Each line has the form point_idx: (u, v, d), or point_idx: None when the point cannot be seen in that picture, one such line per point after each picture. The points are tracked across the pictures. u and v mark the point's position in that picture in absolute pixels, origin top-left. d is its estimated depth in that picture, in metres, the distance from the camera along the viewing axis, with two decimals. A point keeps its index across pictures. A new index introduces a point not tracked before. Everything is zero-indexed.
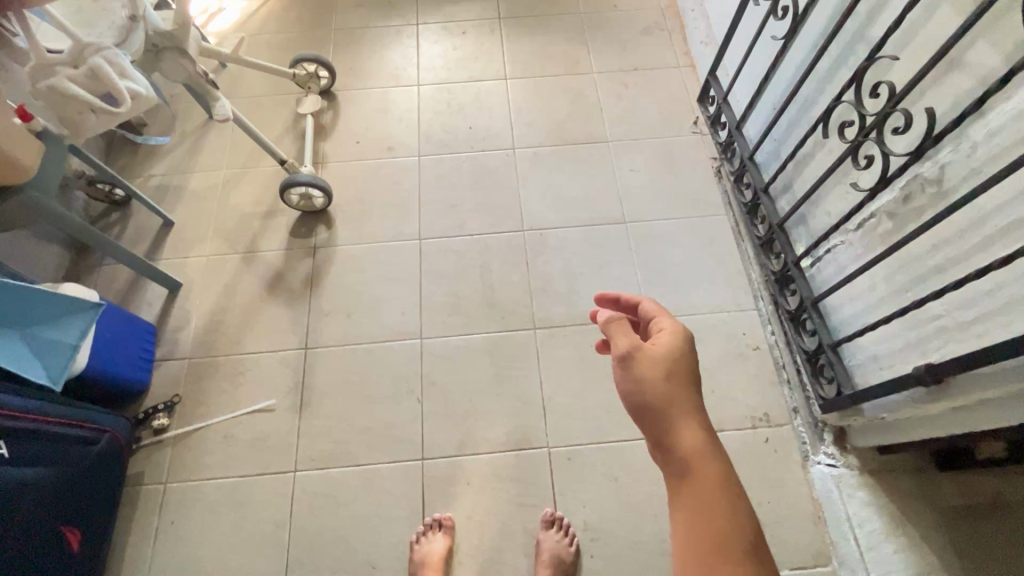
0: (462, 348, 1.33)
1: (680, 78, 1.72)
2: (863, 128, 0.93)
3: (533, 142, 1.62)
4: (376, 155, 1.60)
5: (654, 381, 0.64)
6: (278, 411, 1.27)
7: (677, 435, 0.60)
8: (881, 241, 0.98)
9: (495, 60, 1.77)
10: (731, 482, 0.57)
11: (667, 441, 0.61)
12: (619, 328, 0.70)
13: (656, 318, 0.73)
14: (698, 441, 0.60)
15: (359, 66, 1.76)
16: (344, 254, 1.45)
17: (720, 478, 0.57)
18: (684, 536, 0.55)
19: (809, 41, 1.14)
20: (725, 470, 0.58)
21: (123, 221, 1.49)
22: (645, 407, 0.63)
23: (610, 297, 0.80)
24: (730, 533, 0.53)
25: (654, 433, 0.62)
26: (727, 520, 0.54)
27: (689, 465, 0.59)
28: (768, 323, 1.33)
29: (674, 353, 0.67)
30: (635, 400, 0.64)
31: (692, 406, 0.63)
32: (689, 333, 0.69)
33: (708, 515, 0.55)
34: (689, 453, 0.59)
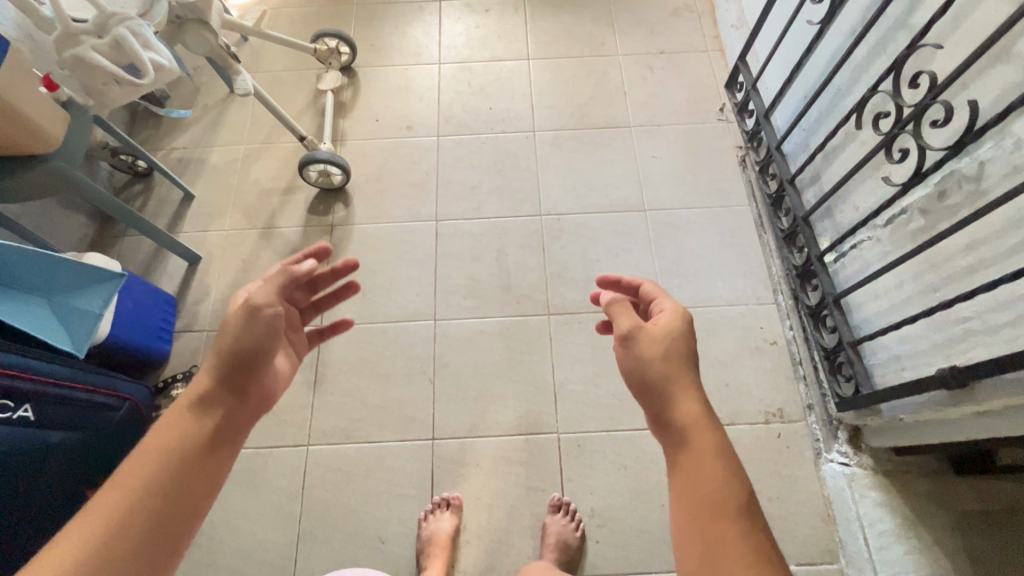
0: (475, 331, 1.34)
1: (709, 62, 1.67)
2: (900, 120, 0.89)
3: (554, 125, 1.59)
4: (395, 134, 1.59)
5: (654, 358, 0.68)
6: (292, 385, 1.29)
7: (673, 407, 0.65)
8: (911, 238, 0.95)
9: (518, 40, 1.74)
10: (725, 449, 0.62)
11: (666, 416, 0.66)
12: (620, 308, 0.73)
13: (657, 300, 0.76)
14: (695, 413, 0.64)
15: (380, 42, 1.74)
16: (361, 233, 1.45)
17: (715, 446, 0.62)
18: (680, 499, 0.61)
19: (847, 27, 1.09)
20: (719, 440, 0.63)
21: (145, 193, 1.51)
22: (644, 383, 0.68)
23: (611, 279, 0.81)
24: (724, 496, 0.58)
25: (654, 409, 0.67)
26: (720, 483, 0.59)
27: (686, 436, 0.63)
28: (787, 318, 1.31)
29: (673, 333, 0.70)
30: (635, 376, 0.68)
31: (689, 380, 0.67)
32: (688, 313, 0.71)
33: (705, 480, 0.60)
34: (684, 423, 0.64)
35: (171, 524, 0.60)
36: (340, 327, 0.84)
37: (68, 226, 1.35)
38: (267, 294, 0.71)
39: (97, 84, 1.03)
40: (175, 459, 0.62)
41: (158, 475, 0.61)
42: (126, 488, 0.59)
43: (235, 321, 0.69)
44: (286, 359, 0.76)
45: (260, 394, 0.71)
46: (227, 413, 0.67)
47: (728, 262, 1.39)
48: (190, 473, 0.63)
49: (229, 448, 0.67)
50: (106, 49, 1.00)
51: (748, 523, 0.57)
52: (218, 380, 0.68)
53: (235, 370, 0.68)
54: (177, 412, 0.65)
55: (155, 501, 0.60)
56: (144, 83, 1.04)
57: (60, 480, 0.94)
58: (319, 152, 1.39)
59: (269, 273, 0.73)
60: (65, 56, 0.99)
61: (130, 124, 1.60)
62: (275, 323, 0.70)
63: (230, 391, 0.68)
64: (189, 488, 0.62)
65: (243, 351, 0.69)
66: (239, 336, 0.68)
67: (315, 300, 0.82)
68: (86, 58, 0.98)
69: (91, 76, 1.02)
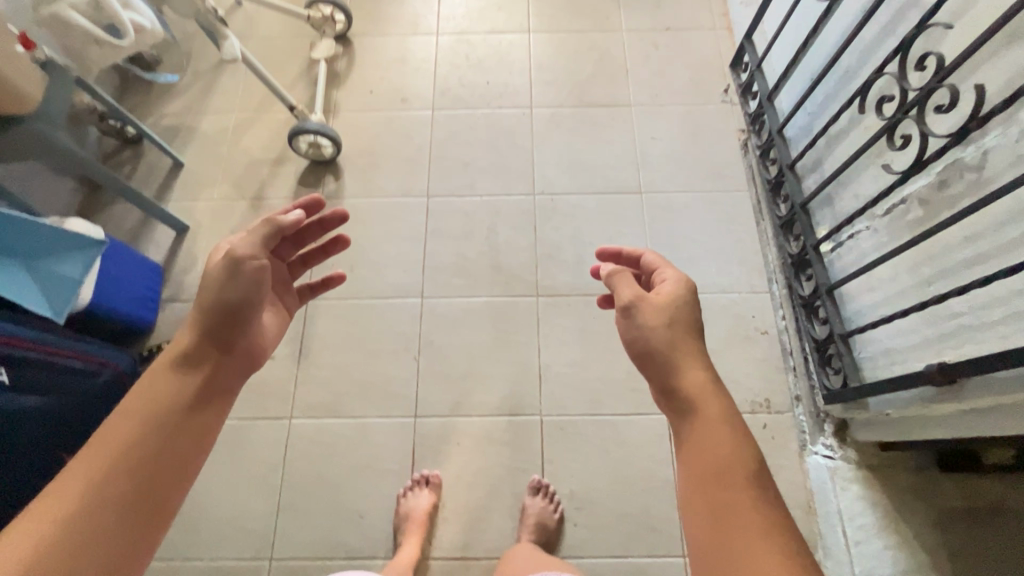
0: (463, 310, 1.32)
1: (715, 40, 1.61)
2: (904, 105, 0.85)
3: (552, 102, 1.55)
4: (390, 106, 1.55)
5: (657, 327, 0.70)
6: (277, 358, 1.28)
7: (680, 373, 0.66)
8: (908, 229, 0.92)
9: (520, 12, 1.68)
10: (732, 416, 0.63)
11: (672, 386, 0.67)
12: (621, 279, 0.75)
13: (659, 270, 0.78)
14: (701, 380, 0.66)
15: (377, 10, 1.69)
16: (351, 207, 1.43)
17: (722, 413, 0.63)
18: (688, 468, 0.62)
19: (857, 5, 1.04)
20: (726, 407, 0.64)
21: (134, 160, 1.48)
22: (647, 352, 0.70)
23: (611, 253, 0.85)
24: (731, 464, 0.59)
25: (659, 377, 0.68)
26: (729, 450, 0.60)
27: (693, 403, 0.64)
28: (780, 308, 1.28)
29: (677, 301, 0.72)
30: (639, 346, 0.70)
31: (693, 350, 0.69)
32: (692, 283, 0.74)
33: (710, 450, 0.60)
34: (692, 390, 0.65)
35: (161, 479, 0.60)
36: (332, 281, 0.86)
37: (54, 191, 1.34)
38: (251, 246, 0.71)
39: (75, 44, 1.01)
40: (162, 415, 0.63)
41: (143, 432, 0.61)
42: (111, 445, 0.59)
43: (217, 275, 0.68)
44: (279, 314, 0.80)
45: (247, 350, 0.71)
46: (214, 369, 0.68)
47: (723, 248, 1.36)
48: (180, 428, 0.63)
49: (218, 404, 0.67)
50: (84, 7, 0.97)
51: (757, 490, 0.57)
52: (202, 336, 0.67)
53: (219, 325, 0.68)
54: (159, 369, 0.65)
55: (143, 456, 0.60)
56: (125, 45, 1.03)
57: (36, 445, 0.94)
58: (308, 122, 1.36)
59: (252, 225, 0.72)
60: (41, 14, 0.96)
61: (120, 89, 1.57)
62: (261, 275, 0.69)
63: (216, 347, 0.68)
64: (178, 444, 0.62)
65: (226, 305, 0.68)
66: (223, 289, 0.68)
67: (303, 255, 0.85)
68: (63, 16, 0.96)
69: (70, 35, 0.99)
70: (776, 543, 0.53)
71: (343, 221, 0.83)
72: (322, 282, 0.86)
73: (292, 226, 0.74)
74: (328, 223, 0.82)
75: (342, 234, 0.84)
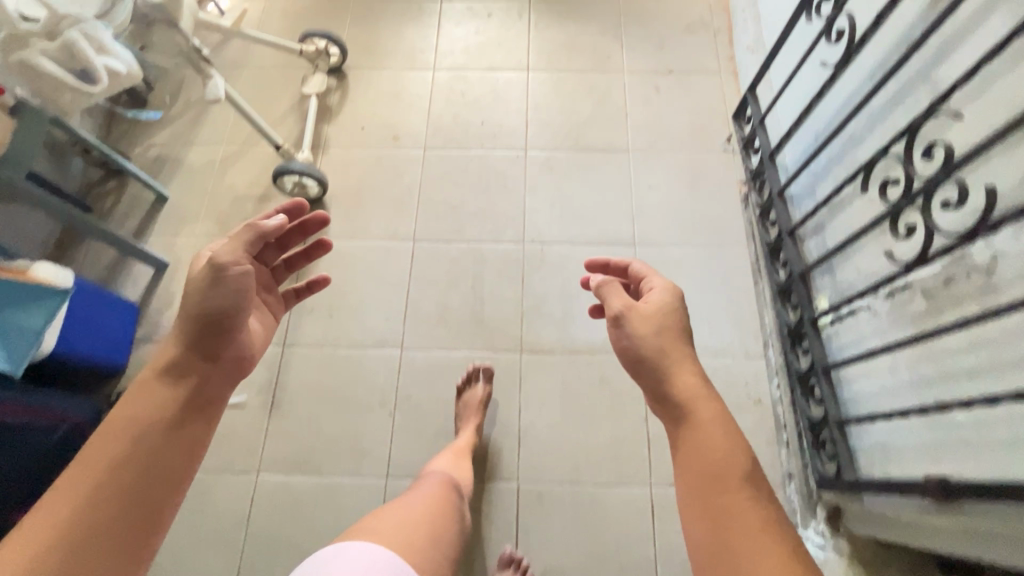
0: (443, 364, 1.27)
1: (719, 86, 1.57)
2: (908, 192, 0.79)
3: (547, 145, 1.50)
4: (381, 144, 1.51)
5: (648, 336, 0.72)
6: (248, 407, 1.24)
7: (674, 381, 0.69)
8: (911, 321, 0.84)
9: (519, 48, 1.64)
10: (726, 419, 0.65)
11: (667, 391, 0.69)
12: (613, 290, 0.78)
13: (648, 279, 0.81)
14: (695, 385, 0.68)
15: (374, 43, 1.66)
16: (334, 249, 1.39)
17: (715, 415, 0.65)
18: (684, 474, 0.64)
19: (875, 75, 0.96)
20: (719, 408, 0.66)
21: (117, 193, 1.45)
22: (638, 358, 0.72)
23: (600, 264, 0.89)
24: (727, 465, 0.61)
25: (652, 384, 0.70)
26: (724, 452, 0.62)
27: (687, 408, 0.66)
28: (775, 376, 1.22)
29: (667, 309, 0.74)
30: (630, 353, 0.73)
31: (684, 355, 0.71)
32: (679, 291, 0.77)
33: (705, 454, 0.62)
34: (686, 397, 0.67)
35: (149, 494, 0.63)
36: (315, 285, 0.88)
37: (32, 224, 1.31)
38: (234, 252, 0.71)
39: (47, 90, 0.98)
40: (148, 427, 0.65)
41: (130, 444, 0.63)
42: (97, 462, 0.61)
43: (200, 281, 0.68)
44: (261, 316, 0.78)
45: (234, 358, 0.73)
46: (200, 380, 0.70)
47: (717, 309, 1.30)
48: (170, 441, 0.66)
49: (205, 415, 0.70)
50: (56, 53, 0.95)
51: (753, 490, 0.59)
52: (188, 347, 0.69)
53: (207, 336, 0.70)
54: (145, 382, 0.67)
55: (131, 468, 0.62)
56: (98, 90, 1.00)
57: None
58: (294, 163, 1.33)
59: (236, 231, 0.72)
60: (10, 60, 0.93)
61: (109, 116, 1.55)
62: (244, 280, 0.69)
63: (204, 357, 0.70)
64: (165, 458, 0.65)
65: (209, 314, 0.69)
66: (204, 297, 0.68)
67: (285, 260, 0.86)
68: (33, 63, 0.93)
69: (40, 81, 0.96)
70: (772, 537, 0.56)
71: (323, 225, 0.85)
72: (306, 286, 0.87)
73: (274, 232, 0.74)
74: (310, 226, 0.84)
75: (324, 239, 0.85)
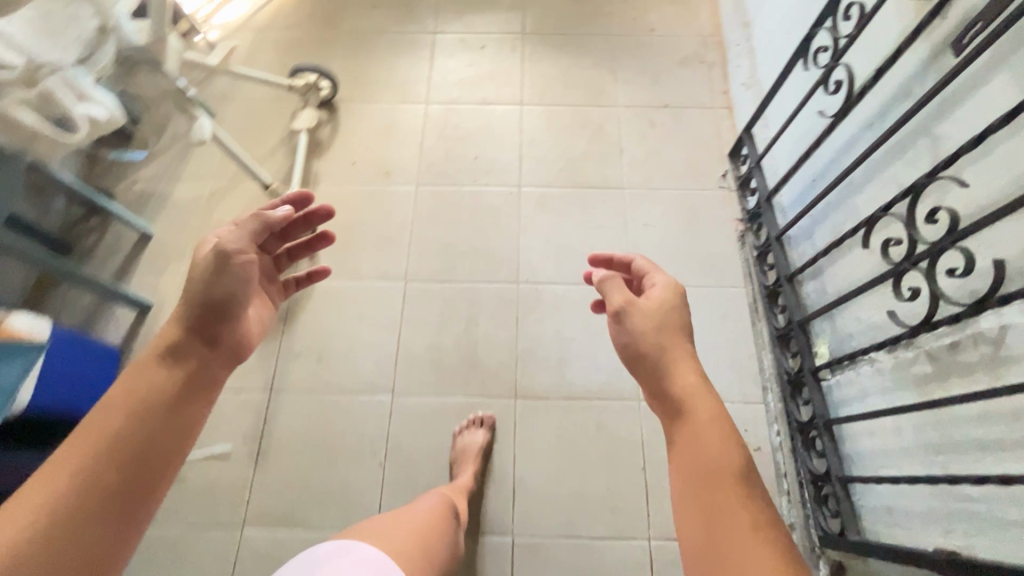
0: (435, 410, 1.23)
1: (714, 121, 1.56)
2: (912, 255, 0.78)
3: (541, 181, 1.48)
4: (372, 180, 1.49)
5: (647, 332, 0.71)
6: (233, 458, 1.20)
7: (671, 377, 0.67)
8: (916, 382, 0.82)
9: (513, 81, 1.63)
10: (722, 416, 0.63)
11: (665, 388, 0.68)
12: (614, 285, 0.77)
13: (649, 275, 0.80)
14: (693, 381, 0.66)
15: (366, 75, 1.64)
16: (324, 290, 1.36)
17: (711, 411, 0.63)
18: (679, 473, 0.62)
19: (877, 127, 0.95)
20: (716, 405, 0.64)
21: (99, 232, 1.41)
22: (638, 355, 0.71)
23: (603, 259, 0.88)
24: (721, 464, 0.59)
25: (650, 380, 0.69)
26: (719, 451, 0.60)
27: (682, 406, 0.65)
28: (774, 423, 1.19)
29: (667, 305, 0.73)
30: (629, 349, 0.72)
31: (683, 351, 0.70)
32: (680, 287, 0.75)
33: (700, 451, 0.61)
34: (682, 393, 0.66)
35: (145, 474, 0.58)
36: (317, 276, 0.87)
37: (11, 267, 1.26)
38: (239, 241, 0.70)
39: (23, 138, 0.95)
40: (147, 405, 0.61)
41: (129, 425, 0.59)
42: (92, 437, 0.57)
43: (204, 267, 0.67)
44: (263, 305, 0.77)
45: (233, 346, 0.70)
46: (200, 363, 0.66)
47: (715, 352, 1.27)
48: (167, 421, 0.61)
49: (204, 398, 0.66)
50: (33, 101, 0.92)
51: (746, 492, 0.57)
52: (188, 328, 0.66)
53: (206, 321, 0.67)
54: (143, 363, 0.63)
55: (128, 451, 0.58)
56: (77, 137, 0.99)
57: None
58: None
59: (241, 219, 0.71)
60: None
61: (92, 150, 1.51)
62: (251, 271, 0.69)
63: (202, 340, 0.66)
64: (164, 437, 0.61)
65: (211, 299, 0.67)
66: (210, 285, 0.66)
67: (290, 250, 0.84)
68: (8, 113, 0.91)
69: (16, 129, 0.94)
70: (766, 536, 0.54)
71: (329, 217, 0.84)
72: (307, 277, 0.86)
73: (279, 223, 0.74)
74: (314, 218, 0.82)
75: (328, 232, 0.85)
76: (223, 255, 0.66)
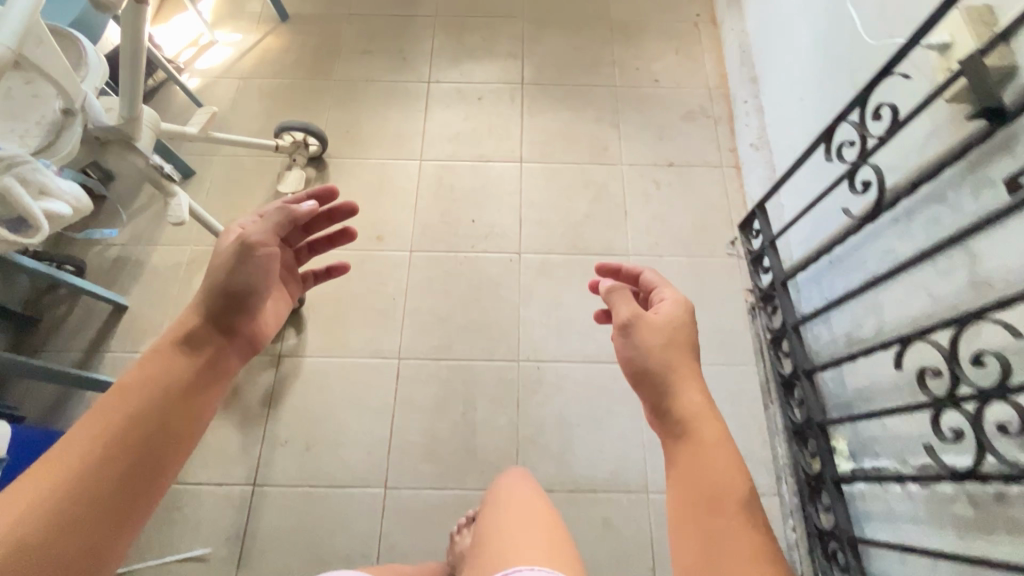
0: (431, 506, 1.16)
1: (721, 181, 1.50)
2: (955, 397, 0.71)
3: (542, 247, 1.41)
4: (364, 245, 1.41)
5: (655, 350, 0.76)
6: (213, 561, 1.11)
7: (679, 398, 0.73)
8: (955, 526, 0.76)
9: (511, 136, 1.56)
10: (724, 441, 0.69)
11: (671, 405, 0.73)
12: (621, 297, 0.82)
13: (659, 290, 0.85)
14: (699, 402, 0.72)
15: (357, 128, 1.56)
16: (312, 368, 1.28)
17: (716, 435, 0.70)
18: (680, 487, 0.68)
19: (908, 232, 0.88)
20: (719, 431, 0.70)
21: (67, 307, 1.31)
22: (644, 372, 0.76)
23: (610, 269, 0.93)
24: (721, 484, 0.66)
25: (656, 398, 0.75)
26: (721, 472, 0.66)
27: (687, 425, 0.71)
28: (790, 518, 1.13)
29: (674, 323, 0.78)
30: (636, 364, 0.76)
31: (690, 373, 0.75)
32: (689, 305, 0.80)
33: (702, 472, 0.67)
34: (688, 415, 0.71)
35: (160, 447, 0.64)
36: (334, 270, 0.96)
37: None
38: (262, 232, 0.77)
39: None
40: (166, 386, 0.67)
41: (146, 405, 0.65)
42: (119, 411, 0.63)
43: (228, 258, 0.74)
44: (281, 297, 0.86)
45: (247, 337, 0.77)
46: (215, 351, 0.73)
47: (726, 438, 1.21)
48: (183, 401, 0.68)
49: (215, 382, 0.73)
50: None
51: (745, 513, 0.64)
52: (207, 320, 0.73)
53: (224, 312, 0.74)
54: (162, 350, 0.69)
55: (139, 429, 0.63)
56: (36, 239, 0.87)
57: None
58: None
59: (267, 213, 0.79)
60: None
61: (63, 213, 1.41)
62: (271, 262, 0.76)
63: (220, 331, 0.74)
64: (181, 415, 0.68)
65: (232, 290, 0.74)
66: (235, 273, 0.74)
67: (308, 243, 0.93)
68: None
69: None
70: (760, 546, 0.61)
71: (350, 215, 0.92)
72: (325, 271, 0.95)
73: (303, 217, 0.81)
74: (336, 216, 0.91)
75: (349, 229, 0.93)
76: (247, 248, 0.73)
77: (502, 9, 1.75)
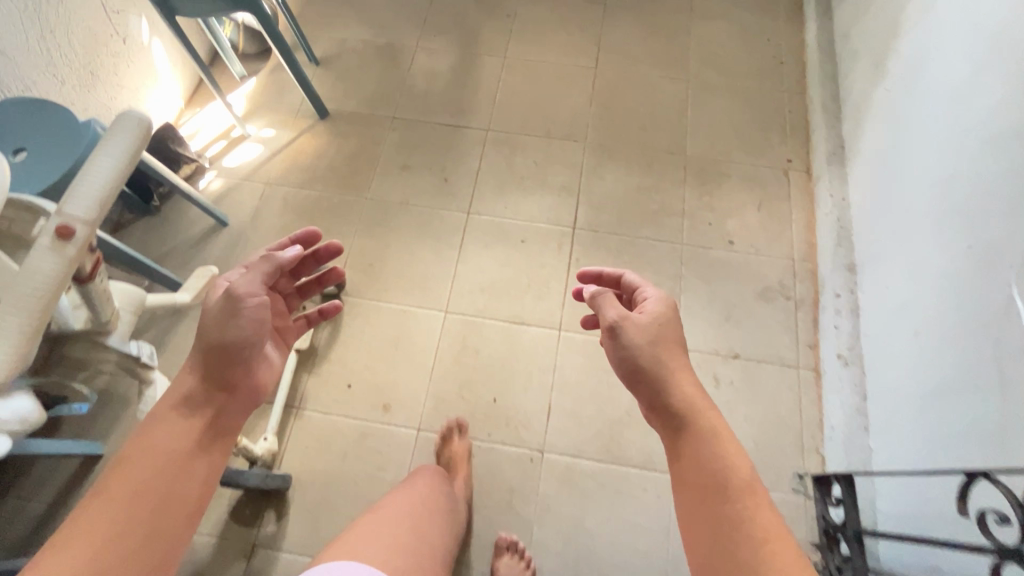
0: None
1: (794, 387, 1.26)
2: None
3: (568, 447, 1.20)
4: (366, 414, 1.23)
5: (642, 346, 0.66)
6: None
7: (671, 391, 0.63)
8: None
9: (552, 294, 1.35)
10: (724, 427, 0.60)
11: (661, 403, 0.63)
12: (607, 300, 0.71)
13: (639, 288, 0.75)
14: (694, 389, 0.63)
15: (381, 262, 1.39)
16: (286, 568, 1.11)
17: (713, 423, 0.60)
18: (680, 486, 0.59)
19: None
20: (719, 419, 0.61)
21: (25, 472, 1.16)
22: (635, 371, 0.66)
23: (592, 275, 0.83)
24: (724, 477, 0.56)
25: (649, 394, 0.65)
26: (718, 463, 0.57)
27: (684, 416, 0.61)
28: None
29: (661, 318, 0.68)
30: (626, 366, 0.66)
31: (682, 363, 0.66)
32: (672, 300, 0.71)
33: (699, 471, 0.58)
34: (683, 407, 0.62)
35: (168, 520, 0.57)
36: (327, 311, 0.84)
37: None
38: (250, 283, 0.66)
39: None
40: (170, 454, 0.59)
41: (152, 473, 0.58)
42: (120, 489, 0.56)
43: (216, 314, 0.64)
44: (276, 349, 0.73)
45: (249, 389, 0.67)
46: (218, 411, 0.64)
47: None
48: (190, 466, 0.60)
49: (222, 444, 0.64)
50: None
51: (753, 499, 0.54)
52: (202, 376, 0.64)
53: (218, 368, 0.64)
54: (164, 415, 0.61)
55: (147, 501, 0.56)
56: None
57: None
58: (248, 472, 1.08)
59: (253, 261, 0.68)
60: None
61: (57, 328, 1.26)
62: (263, 312, 0.66)
63: (218, 389, 0.65)
64: (187, 482, 0.60)
65: (226, 346, 0.64)
66: (222, 329, 0.64)
67: (298, 286, 0.80)
68: None
69: None
70: (778, 531, 0.51)
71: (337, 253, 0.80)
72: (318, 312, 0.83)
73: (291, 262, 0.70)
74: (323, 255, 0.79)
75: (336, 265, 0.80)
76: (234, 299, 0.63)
77: (561, 129, 1.55)
